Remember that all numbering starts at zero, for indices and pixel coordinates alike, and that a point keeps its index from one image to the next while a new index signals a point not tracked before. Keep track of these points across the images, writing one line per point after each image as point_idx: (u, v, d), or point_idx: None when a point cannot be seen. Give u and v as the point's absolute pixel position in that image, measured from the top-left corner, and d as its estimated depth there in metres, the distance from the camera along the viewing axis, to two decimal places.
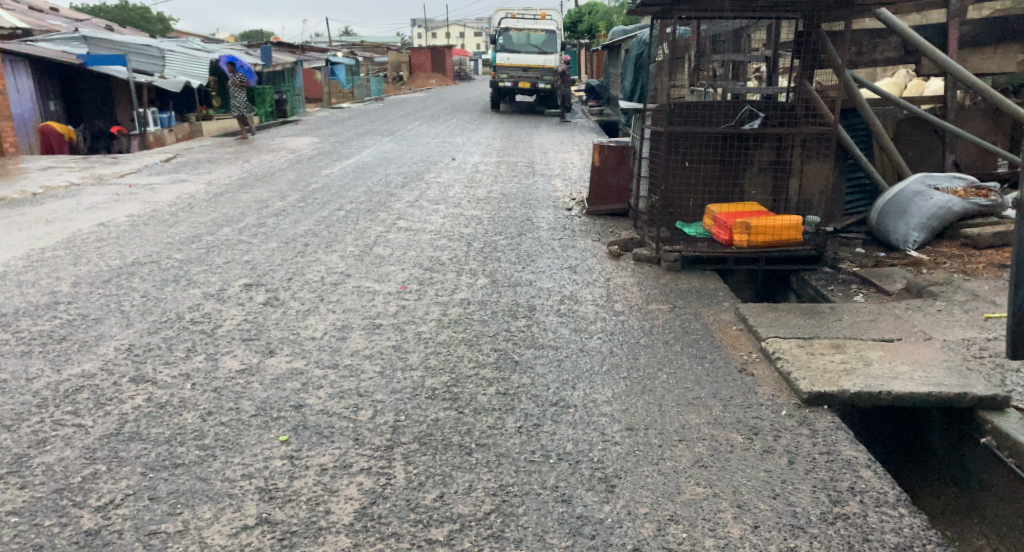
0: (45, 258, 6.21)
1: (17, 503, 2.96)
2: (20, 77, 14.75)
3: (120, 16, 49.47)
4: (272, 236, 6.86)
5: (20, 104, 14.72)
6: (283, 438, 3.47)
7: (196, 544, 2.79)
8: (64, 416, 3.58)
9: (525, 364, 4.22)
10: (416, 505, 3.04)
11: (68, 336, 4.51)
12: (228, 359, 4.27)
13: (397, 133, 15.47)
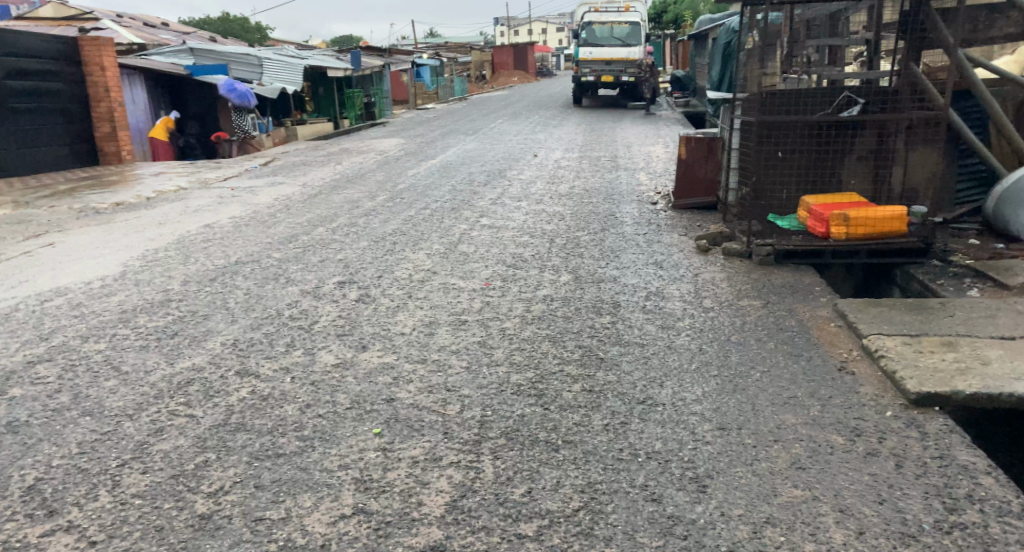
0: (158, 258, 6.59)
1: (140, 487, 3.16)
2: (136, 89, 15.67)
3: (220, 27, 52.05)
4: (363, 235, 7.07)
5: (136, 114, 15.65)
6: (376, 430, 3.58)
7: (298, 531, 2.92)
8: (178, 407, 3.80)
9: (610, 361, 4.20)
10: (505, 499, 3.08)
11: (179, 332, 4.78)
12: (324, 353, 4.43)
13: (480, 132, 15.61)
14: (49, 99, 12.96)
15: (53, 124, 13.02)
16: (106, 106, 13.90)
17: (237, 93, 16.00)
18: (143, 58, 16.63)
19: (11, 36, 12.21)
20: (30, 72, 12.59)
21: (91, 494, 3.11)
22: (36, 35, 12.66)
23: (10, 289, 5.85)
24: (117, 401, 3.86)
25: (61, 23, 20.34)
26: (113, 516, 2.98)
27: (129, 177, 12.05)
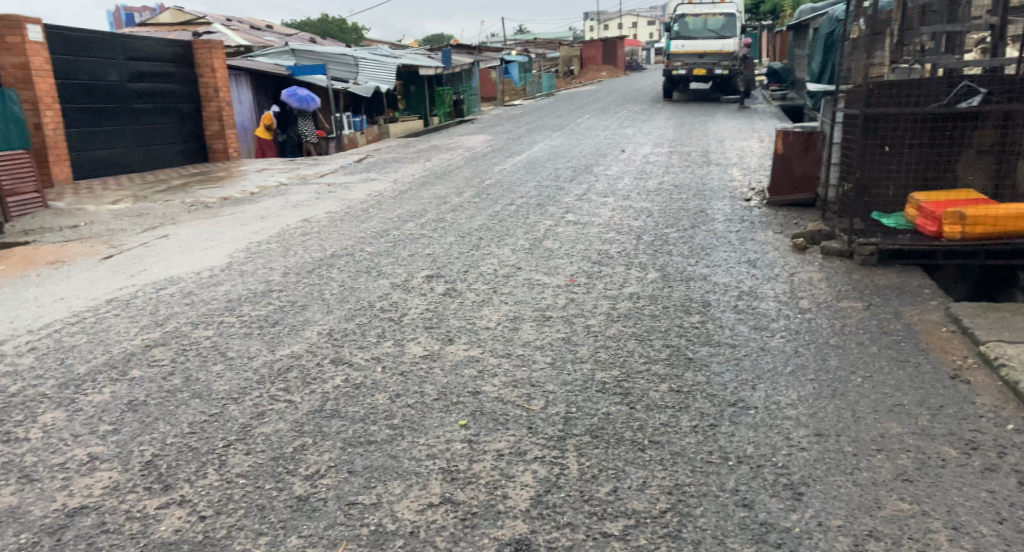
0: (260, 250, 6.88)
1: (243, 467, 3.30)
2: (242, 90, 16.38)
3: (318, 29, 54.09)
4: (450, 230, 7.18)
5: (241, 113, 16.37)
6: (462, 422, 3.63)
7: (388, 517, 2.99)
8: (278, 392, 3.95)
9: (699, 361, 4.11)
10: (590, 497, 3.06)
11: (279, 321, 4.98)
12: (412, 345, 4.52)
13: (567, 128, 15.58)
14: (164, 99, 13.72)
15: (167, 122, 13.79)
16: (215, 106, 14.61)
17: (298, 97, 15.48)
18: (248, 59, 17.40)
19: (133, 40, 12.97)
20: (147, 74, 13.33)
21: (201, 472, 3.27)
22: (154, 39, 13.38)
23: (129, 278, 6.22)
24: (223, 385, 4.05)
25: (172, 29, 21.49)
26: (220, 494, 3.12)
27: (235, 173, 12.66)
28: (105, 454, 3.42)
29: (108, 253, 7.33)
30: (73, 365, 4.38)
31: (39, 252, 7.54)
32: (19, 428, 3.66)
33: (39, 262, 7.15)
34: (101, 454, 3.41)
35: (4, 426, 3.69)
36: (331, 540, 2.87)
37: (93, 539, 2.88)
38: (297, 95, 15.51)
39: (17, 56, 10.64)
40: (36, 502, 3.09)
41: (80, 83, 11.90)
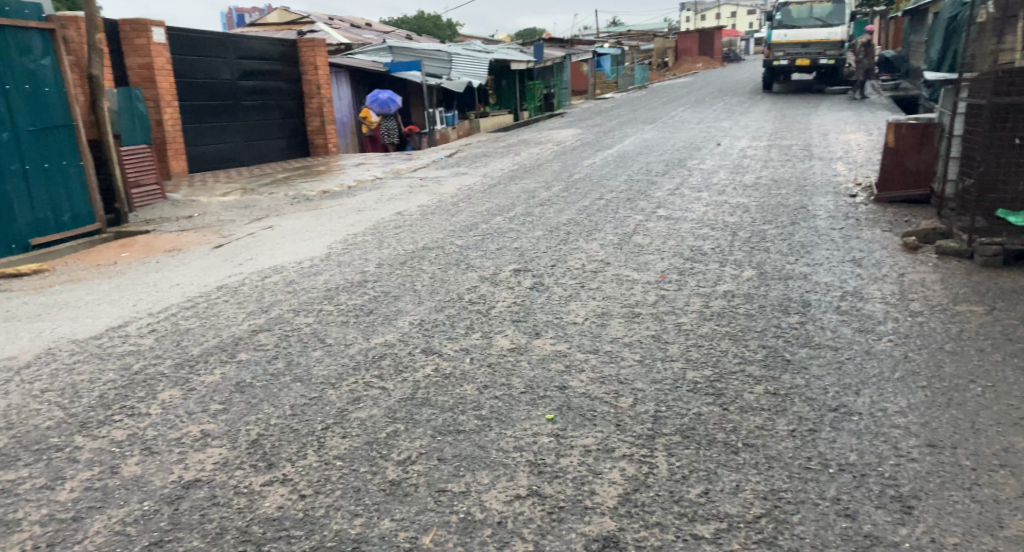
0: (357, 242, 7.06)
1: (340, 450, 3.38)
2: (342, 86, 16.80)
3: (412, 26, 55.14)
4: (539, 224, 7.17)
5: (341, 110, 16.81)
6: (549, 416, 3.60)
7: (476, 506, 3.00)
8: (372, 379, 4.04)
9: (798, 363, 3.95)
10: (680, 497, 2.98)
11: (373, 310, 5.09)
12: (500, 338, 4.53)
13: (662, 121, 15.29)
14: (270, 96, 14.26)
15: (272, 118, 14.33)
16: (317, 102, 15.10)
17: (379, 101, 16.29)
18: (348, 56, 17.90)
19: (245, 40, 13.52)
20: (256, 72, 13.89)
21: (301, 453, 3.37)
22: (264, 38, 13.92)
23: (238, 266, 6.48)
24: (322, 370, 4.17)
25: (276, 28, 22.35)
26: (319, 474, 3.21)
27: (333, 167, 13.05)
28: (216, 431, 3.57)
29: (219, 242, 7.68)
30: (187, 346, 4.61)
31: (159, 240, 7.98)
32: (141, 404, 3.86)
33: (158, 250, 7.56)
34: (213, 432, 3.56)
35: (128, 400, 3.90)
36: (422, 525, 2.90)
37: (206, 511, 3.00)
38: (379, 99, 16.34)
39: (142, 57, 11.29)
40: (156, 473, 3.25)
41: (194, 81, 12.51)
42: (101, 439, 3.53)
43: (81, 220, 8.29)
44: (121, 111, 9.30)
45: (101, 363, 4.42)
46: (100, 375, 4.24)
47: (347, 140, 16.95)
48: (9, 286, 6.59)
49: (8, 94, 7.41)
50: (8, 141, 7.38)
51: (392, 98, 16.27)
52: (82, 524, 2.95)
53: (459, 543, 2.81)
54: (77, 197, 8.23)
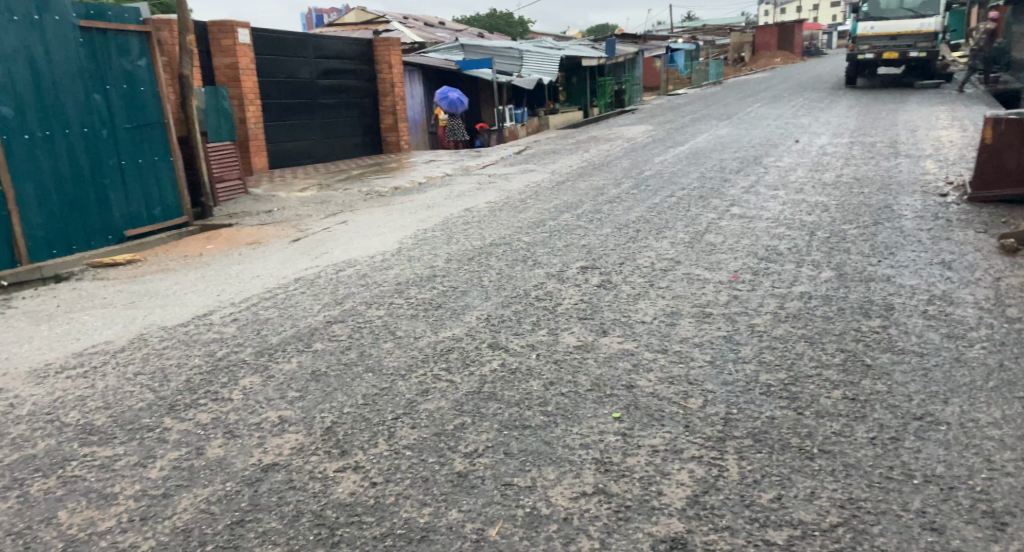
0: (427, 237, 7.14)
1: (409, 439, 3.42)
2: (414, 86, 17.07)
3: (484, 23, 55.51)
4: (607, 222, 7.09)
5: (414, 108, 17.09)
6: (616, 415, 3.56)
7: (542, 501, 2.98)
8: (440, 371, 4.07)
9: (880, 369, 3.79)
10: (751, 502, 2.90)
11: (442, 304, 5.13)
12: (566, 335, 4.50)
13: (737, 117, 14.94)
14: (346, 95, 14.57)
15: (347, 116, 14.64)
16: (390, 101, 15.38)
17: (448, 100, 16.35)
18: (421, 54, 18.14)
19: (324, 40, 13.84)
20: (334, 71, 14.21)
21: (372, 441, 3.42)
22: (341, 38, 14.22)
23: (314, 259, 6.64)
24: (392, 361, 4.23)
25: (353, 27, 22.85)
26: (389, 463, 3.25)
27: (405, 164, 13.24)
28: (292, 417, 3.66)
29: (296, 236, 7.90)
30: (267, 335, 4.74)
31: (241, 233, 8.25)
32: (224, 389, 3.99)
33: (240, 243, 7.83)
34: (289, 418, 3.65)
35: (211, 385, 4.04)
36: (488, 517, 2.90)
37: (283, 493, 3.07)
38: (448, 97, 16.30)
39: (228, 57, 11.74)
40: (238, 455, 3.35)
41: (275, 80, 12.88)
42: (188, 421, 3.66)
43: (170, 213, 8.64)
44: (208, 108, 9.76)
45: (188, 349, 4.59)
46: (187, 360, 4.41)
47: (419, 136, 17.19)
48: (106, 275, 6.92)
49: (108, 93, 7.79)
50: (107, 138, 7.74)
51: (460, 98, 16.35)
52: (170, 500, 3.05)
53: (525, 537, 2.80)
54: (168, 191, 8.58)
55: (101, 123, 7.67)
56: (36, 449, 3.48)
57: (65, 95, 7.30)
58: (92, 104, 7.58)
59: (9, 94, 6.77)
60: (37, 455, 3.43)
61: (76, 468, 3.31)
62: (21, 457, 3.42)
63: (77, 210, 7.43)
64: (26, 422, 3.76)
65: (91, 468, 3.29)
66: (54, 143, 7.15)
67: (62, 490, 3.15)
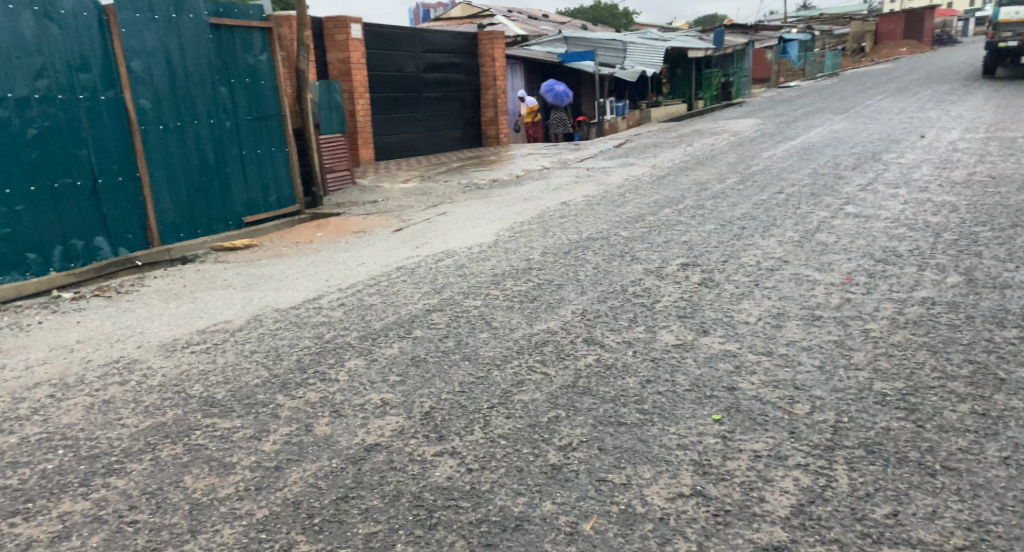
0: (524, 230, 7.14)
1: (505, 429, 3.41)
2: (516, 78, 17.14)
3: (586, 16, 55.17)
4: (710, 218, 6.88)
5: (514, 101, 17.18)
6: (716, 417, 3.43)
7: (637, 499, 2.91)
8: (535, 364, 4.05)
9: (1015, 384, 3.50)
10: (863, 516, 2.73)
11: (537, 297, 5.11)
12: (664, 333, 4.39)
13: (855, 111, 14.21)
14: (450, 88, 14.78)
15: (450, 109, 14.85)
16: (492, 94, 15.56)
17: (554, 92, 16.36)
18: (524, 48, 18.19)
19: (430, 34, 14.07)
20: (439, 64, 14.43)
21: (469, 428, 3.43)
22: (447, 32, 14.43)
23: (415, 249, 6.76)
24: (488, 351, 4.24)
25: (457, 22, 23.15)
26: (485, 450, 3.25)
27: (504, 157, 13.31)
28: (393, 401, 3.72)
29: (398, 226, 8.07)
30: (370, 321, 4.85)
31: (348, 222, 8.50)
32: (331, 370, 4.11)
33: (347, 231, 8.07)
34: (391, 401, 3.71)
35: (319, 366, 4.17)
36: (582, 512, 2.85)
37: (384, 474, 3.12)
38: (555, 90, 16.38)
39: (342, 52, 12.12)
40: (343, 434, 3.43)
41: (384, 73, 13.18)
42: (298, 399, 3.78)
43: (285, 201, 8.99)
44: (322, 102, 10.12)
45: (298, 331, 4.74)
46: (297, 341, 4.57)
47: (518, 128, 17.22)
48: (227, 258, 7.26)
49: (233, 86, 8.18)
50: (231, 129, 8.13)
51: (567, 91, 16.41)
52: (281, 473, 3.15)
53: (620, 534, 2.73)
54: (283, 180, 8.94)
55: (226, 115, 8.07)
56: (165, 417, 3.67)
57: (195, 88, 7.72)
58: (218, 97, 7.98)
59: (147, 86, 7.21)
60: (166, 423, 3.61)
61: (199, 437, 3.46)
62: (152, 424, 3.61)
63: (202, 196, 7.83)
64: (156, 392, 3.97)
65: (212, 438, 3.44)
66: (185, 133, 7.57)
67: (187, 457, 3.30)
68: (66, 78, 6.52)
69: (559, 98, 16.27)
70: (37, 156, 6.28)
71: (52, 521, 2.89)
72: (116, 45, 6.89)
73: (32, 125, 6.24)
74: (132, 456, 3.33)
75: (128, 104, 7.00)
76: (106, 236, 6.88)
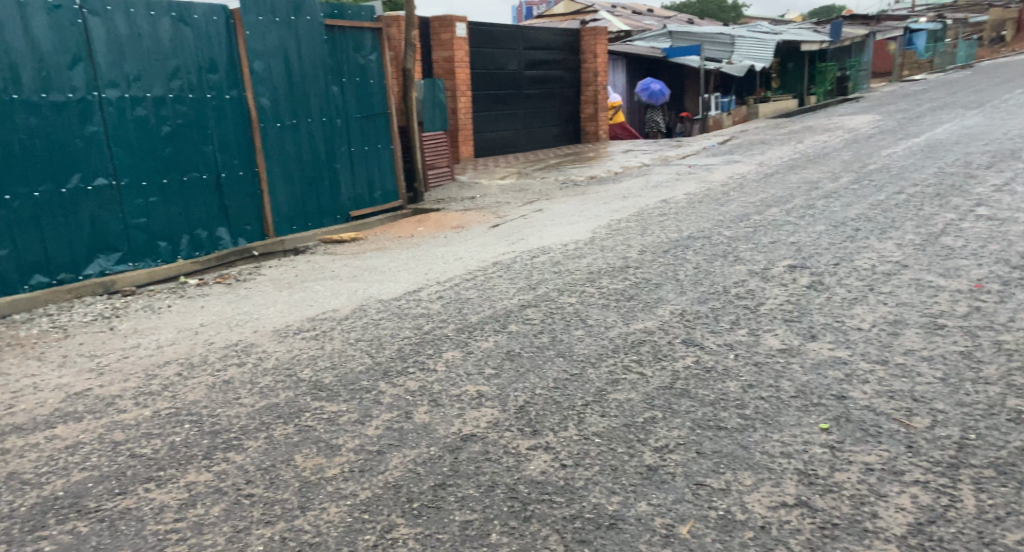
0: (621, 227, 7.03)
1: (600, 427, 3.36)
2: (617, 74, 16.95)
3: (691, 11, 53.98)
4: (821, 219, 6.57)
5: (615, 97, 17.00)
6: (824, 426, 3.26)
7: (737, 506, 2.79)
8: (631, 363, 3.97)
9: None
10: (991, 541, 2.52)
11: (634, 296, 5.02)
12: (769, 336, 4.22)
13: (987, 106, 13.27)
14: (551, 85, 14.77)
15: (550, 106, 14.84)
16: (593, 90, 15.45)
17: (649, 91, 16.10)
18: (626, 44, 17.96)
19: (533, 31, 14.09)
20: (540, 61, 14.45)
21: (563, 424, 3.40)
22: (549, 29, 14.42)
23: (511, 245, 6.78)
24: (583, 348, 4.19)
25: (560, 19, 23.09)
26: (579, 447, 3.21)
27: (603, 154, 13.21)
28: (489, 393, 3.73)
29: (496, 222, 8.12)
30: (467, 314, 4.89)
31: (448, 217, 8.62)
32: (429, 360, 4.17)
33: (447, 226, 8.19)
34: (487, 393, 3.72)
35: (419, 356, 4.24)
36: (679, 515, 2.76)
37: (480, 464, 3.13)
38: (650, 88, 16.14)
39: (446, 50, 12.32)
40: (441, 423, 3.46)
41: (486, 70, 13.30)
42: (398, 387, 3.85)
43: (389, 196, 9.20)
44: (425, 100, 10.31)
45: (400, 322, 4.83)
46: (398, 331, 4.66)
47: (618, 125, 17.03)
48: (335, 250, 7.51)
49: (345, 85, 8.44)
50: (341, 126, 8.39)
51: (663, 90, 16.09)
52: (383, 457, 3.21)
53: (718, 540, 2.63)
54: (388, 176, 9.16)
55: (337, 113, 8.33)
56: (278, 398, 3.81)
57: (310, 87, 8.01)
58: (331, 96, 8.25)
59: (267, 85, 7.54)
60: (279, 404, 3.75)
61: (308, 419, 3.58)
62: (266, 404, 3.76)
63: (314, 191, 8.12)
64: (270, 374, 4.14)
65: (321, 421, 3.55)
66: (299, 130, 7.87)
67: (298, 437, 3.42)
68: (196, 79, 6.90)
69: (654, 97, 16.01)
70: (169, 152, 6.68)
71: (179, 489, 3.04)
72: (240, 46, 7.24)
73: (166, 122, 6.64)
74: (249, 434, 3.47)
75: (250, 102, 7.34)
76: (227, 227, 7.23)
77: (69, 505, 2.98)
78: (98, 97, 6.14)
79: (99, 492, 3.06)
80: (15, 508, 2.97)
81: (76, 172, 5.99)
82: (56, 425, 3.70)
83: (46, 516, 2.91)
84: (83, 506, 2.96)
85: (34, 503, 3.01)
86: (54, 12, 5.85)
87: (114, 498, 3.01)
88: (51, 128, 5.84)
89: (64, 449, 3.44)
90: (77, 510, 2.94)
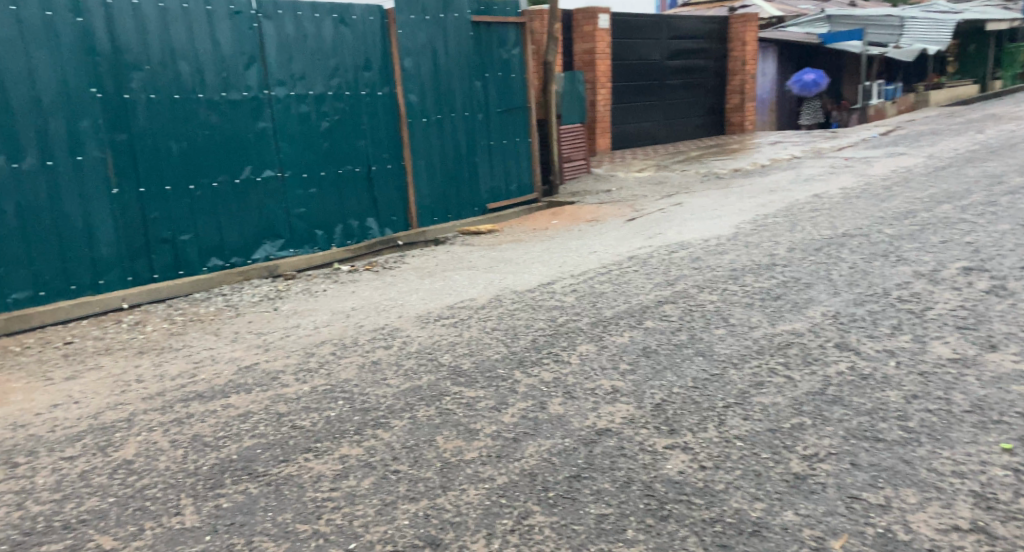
0: (769, 223, 6.66)
1: (742, 430, 3.15)
2: (768, 62, 16.10)
3: None
4: (1004, 217, 5.91)
5: (766, 86, 16.17)
6: (1005, 446, 2.89)
7: (900, 525, 2.52)
8: (778, 366, 3.71)
9: None
10: None
11: (782, 295, 4.71)
12: (937, 344, 3.81)
13: None
14: (694, 76, 14.29)
15: (693, 98, 14.37)
16: (739, 80, 14.80)
17: (802, 83, 15.26)
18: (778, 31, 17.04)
19: (678, 21, 13.67)
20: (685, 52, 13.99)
21: (702, 425, 3.22)
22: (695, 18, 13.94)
23: (648, 239, 6.59)
24: (724, 348, 3.97)
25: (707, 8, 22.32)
26: (720, 450, 3.02)
27: (748, 146, 12.62)
28: (624, 389, 3.60)
29: (633, 215, 7.93)
30: (602, 308, 4.77)
31: (584, 211, 8.53)
32: (563, 352, 4.09)
33: (582, 219, 8.10)
34: (621, 389, 3.60)
35: (553, 347, 4.17)
36: (831, 528, 2.53)
37: (615, 459, 3.01)
38: (803, 80, 15.30)
39: (588, 42, 12.18)
40: (575, 415, 3.38)
41: (628, 62, 13.05)
42: (533, 378, 3.80)
43: (525, 190, 9.22)
44: (564, 91, 10.24)
45: (534, 313, 4.79)
46: (532, 322, 4.62)
47: (767, 116, 16.22)
48: (473, 242, 7.61)
49: (487, 81, 8.52)
50: (482, 121, 8.49)
51: (818, 79, 15.15)
52: (519, 445, 3.17)
53: None
54: (525, 170, 9.18)
55: (479, 108, 8.43)
56: (421, 381, 3.87)
57: (455, 82, 8.14)
58: (474, 91, 8.36)
59: (416, 81, 7.73)
60: (421, 387, 3.81)
61: (449, 402, 3.60)
62: (410, 386, 3.82)
63: (454, 183, 8.26)
64: (413, 358, 4.22)
65: (460, 405, 3.56)
66: (444, 125, 8.03)
67: (438, 419, 3.44)
68: (353, 76, 7.18)
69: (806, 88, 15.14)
70: (327, 146, 6.99)
71: (334, 461, 3.14)
72: (393, 44, 7.48)
73: (325, 118, 6.96)
74: (395, 413, 3.54)
75: (399, 98, 7.55)
76: (376, 218, 7.48)
77: (240, 467, 3.14)
78: (268, 95, 6.53)
79: (267, 458, 3.21)
80: (197, 467, 3.18)
81: (247, 164, 6.39)
82: (231, 394, 3.94)
83: (223, 476, 3.08)
84: (254, 470, 3.11)
85: (213, 464, 3.20)
86: (234, 17, 6.27)
87: (280, 465, 3.14)
88: (229, 123, 6.26)
89: (238, 416, 3.64)
90: (248, 472, 3.10)
